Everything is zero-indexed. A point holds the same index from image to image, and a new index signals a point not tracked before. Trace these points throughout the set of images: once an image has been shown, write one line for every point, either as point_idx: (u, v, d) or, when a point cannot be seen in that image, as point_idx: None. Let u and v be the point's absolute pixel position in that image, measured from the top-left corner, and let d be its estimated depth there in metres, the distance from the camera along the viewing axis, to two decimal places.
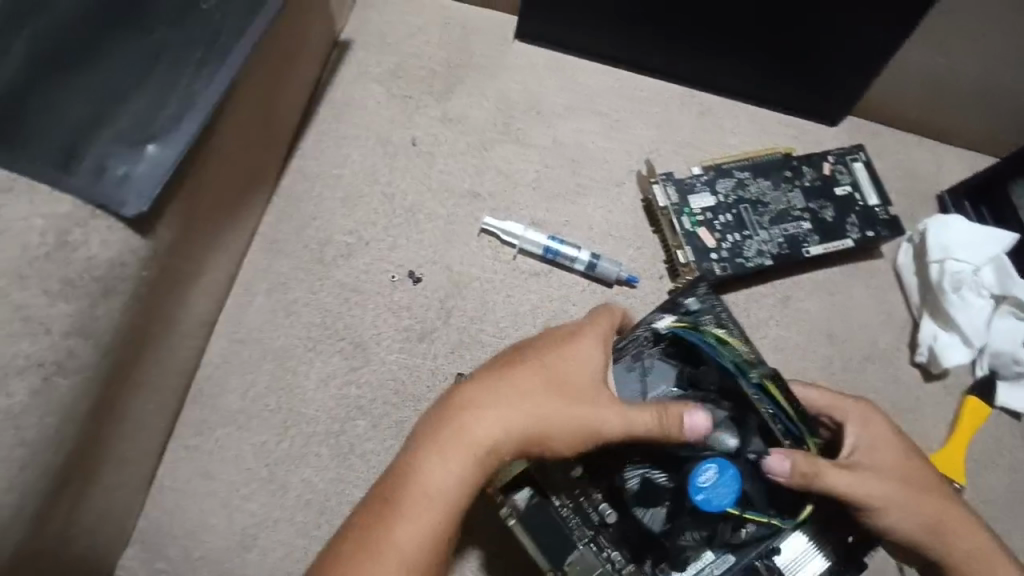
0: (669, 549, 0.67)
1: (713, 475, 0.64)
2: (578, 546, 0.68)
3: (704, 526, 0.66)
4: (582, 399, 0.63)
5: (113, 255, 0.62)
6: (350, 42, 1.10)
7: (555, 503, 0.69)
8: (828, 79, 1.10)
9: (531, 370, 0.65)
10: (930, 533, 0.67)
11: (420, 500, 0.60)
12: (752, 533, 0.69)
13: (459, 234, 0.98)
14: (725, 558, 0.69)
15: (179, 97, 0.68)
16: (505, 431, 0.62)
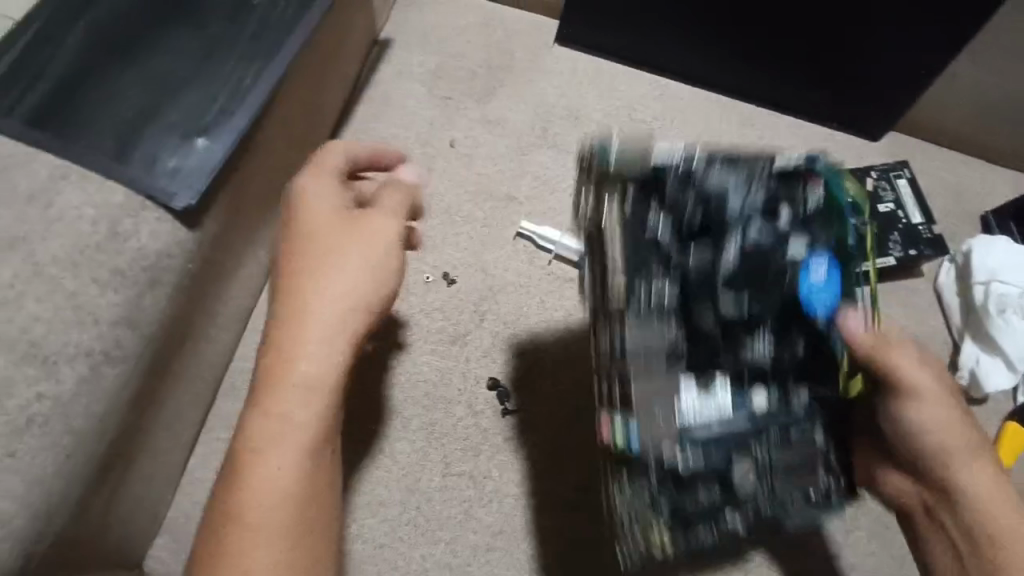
0: (721, 338, 0.59)
1: (823, 277, 0.60)
2: (660, 251, 0.60)
3: (781, 326, 0.59)
4: (358, 253, 0.60)
5: (161, 247, 0.62)
6: (390, 42, 1.10)
7: (651, 202, 0.61)
8: (873, 91, 1.08)
9: (310, 250, 0.60)
10: (960, 450, 0.62)
11: (259, 462, 0.54)
12: (800, 393, 0.59)
13: (495, 237, 0.97)
14: (746, 406, 0.59)
15: (231, 90, 0.69)
16: (320, 335, 0.57)
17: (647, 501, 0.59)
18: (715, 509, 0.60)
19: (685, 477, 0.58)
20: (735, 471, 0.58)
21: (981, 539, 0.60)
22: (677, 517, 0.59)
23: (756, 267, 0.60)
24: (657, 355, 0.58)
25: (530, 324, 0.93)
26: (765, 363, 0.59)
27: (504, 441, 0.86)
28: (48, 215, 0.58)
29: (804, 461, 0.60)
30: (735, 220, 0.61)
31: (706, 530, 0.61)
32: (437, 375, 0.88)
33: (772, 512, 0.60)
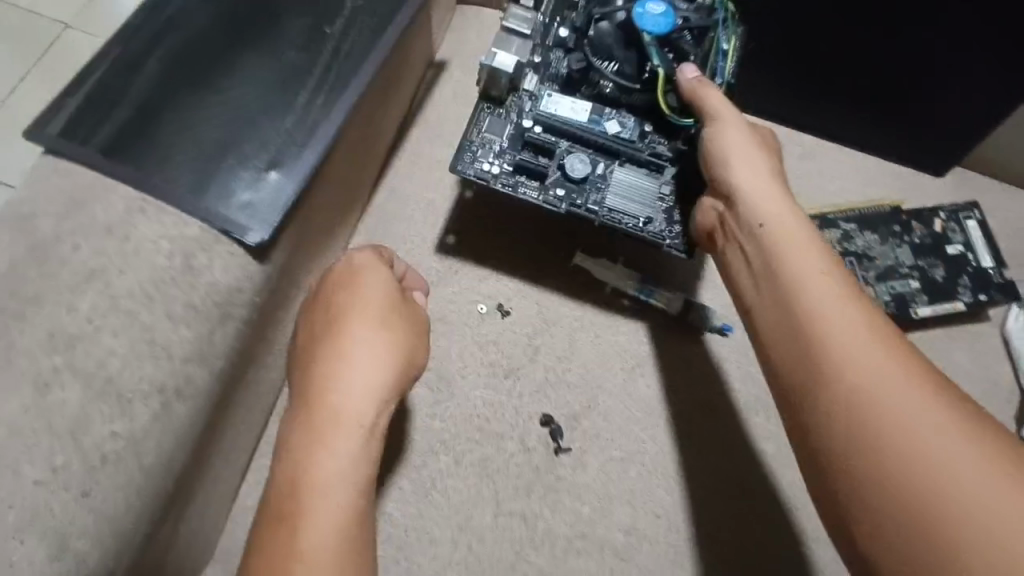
0: (583, 80, 0.87)
1: (654, 12, 0.81)
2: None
3: (617, 52, 0.84)
4: (384, 310, 0.71)
5: (232, 281, 0.61)
6: (445, 63, 1.10)
7: None
8: (933, 129, 1.06)
9: (347, 302, 0.71)
10: (806, 266, 0.69)
11: (315, 491, 0.60)
12: (626, 77, 0.84)
13: (550, 269, 0.96)
14: (594, 122, 0.86)
15: (302, 123, 0.69)
16: (359, 377, 0.66)
17: (499, 170, 0.86)
18: (547, 183, 0.86)
19: (537, 138, 0.86)
20: (572, 151, 0.86)
21: (834, 368, 0.61)
22: (520, 168, 0.86)
23: (625, 33, 0.83)
24: (527, 87, 0.89)
25: (584, 359, 0.91)
26: (612, 41, 0.84)
27: (557, 480, 0.84)
28: (127, 248, 0.57)
29: (613, 179, 0.86)
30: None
31: (539, 193, 0.86)
32: (489, 409, 0.87)
33: (586, 203, 0.85)
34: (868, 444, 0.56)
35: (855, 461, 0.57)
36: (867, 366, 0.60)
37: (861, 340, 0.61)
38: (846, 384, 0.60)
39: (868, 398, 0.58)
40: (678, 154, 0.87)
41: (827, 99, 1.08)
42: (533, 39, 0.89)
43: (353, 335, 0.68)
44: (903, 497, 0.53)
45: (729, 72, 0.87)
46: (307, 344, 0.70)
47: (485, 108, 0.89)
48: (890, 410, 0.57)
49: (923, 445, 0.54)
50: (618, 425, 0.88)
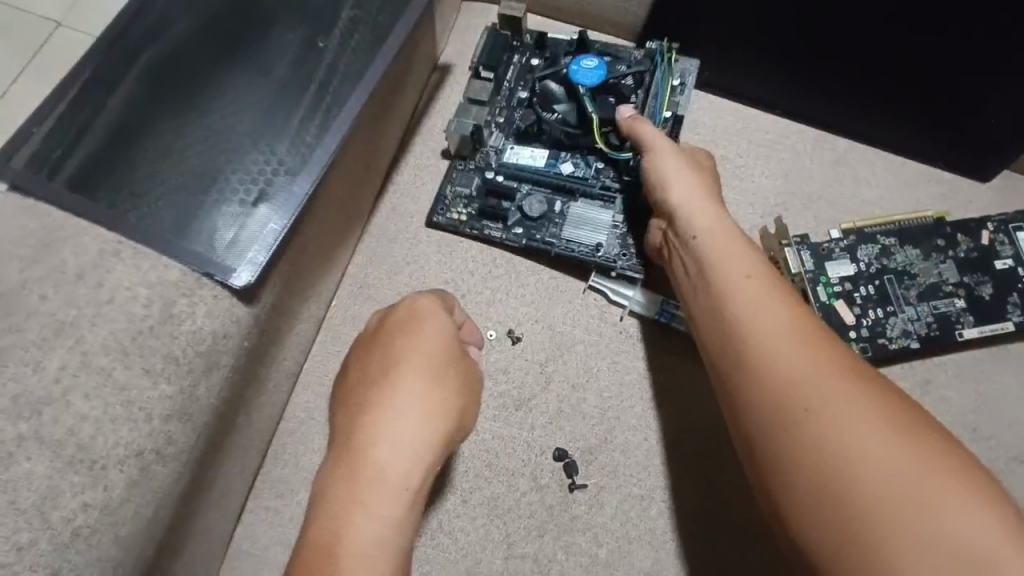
0: (538, 130, 0.93)
1: (588, 66, 0.90)
2: (513, 63, 0.99)
3: (565, 102, 0.92)
4: (440, 354, 0.67)
5: (217, 327, 0.56)
6: (450, 67, 1.04)
7: (518, 49, 1.00)
8: (980, 131, 0.98)
9: (400, 346, 0.67)
10: (740, 273, 0.69)
11: (352, 557, 0.55)
12: (571, 124, 0.91)
13: (563, 290, 0.90)
14: (552, 166, 0.91)
15: (294, 148, 0.63)
16: (409, 432, 0.62)
17: (467, 216, 0.91)
18: (509, 224, 0.89)
19: (497, 184, 0.91)
20: (532, 194, 0.90)
21: (770, 377, 0.60)
22: (484, 214, 0.90)
23: (568, 88, 0.92)
24: (492, 143, 0.94)
25: (600, 388, 0.85)
26: (557, 94, 0.92)
27: (572, 519, 0.79)
28: (100, 296, 0.52)
29: (572, 215, 0.89)
30: (566, 43, 0.99)
31: (502, 234, 0.90)
32: (499, 444, 0.82)
33: (546, 240, 0.88)
34: (809, 453, 0.55)
35: (799, 474, 0.55)
36: (799, 373, 0.59)
37: (793, 345, 0.61)
38: (783, 392, 0.58)
39: (802, 406, 0.57)
40: (630, 185, 0.90)
41: (865, 96, 1.00)
42: (491, 104, 0.95)
43: (403, 382, 0.65)
44: (847, 505, 0.52)
45: (671, 104, 0.95)
46: (354, 385, 0.66)
47: (455, 164, 0.94)
48: (828, 416, 0.55)
49: (862, 450, 0.53)
50: (637, 460, 0.82)
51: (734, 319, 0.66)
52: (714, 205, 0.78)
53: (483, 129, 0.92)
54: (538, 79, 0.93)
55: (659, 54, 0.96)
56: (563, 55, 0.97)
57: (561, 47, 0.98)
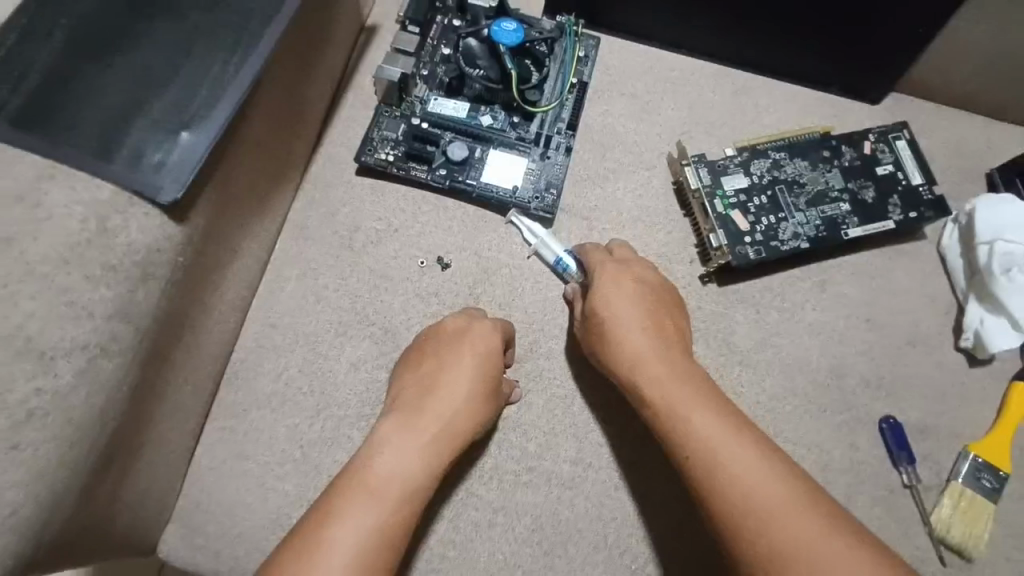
0: (461, 86, 1.01)
1: (509, 28, 0.95)
2: (438, 23, 1.06)
3: (486, 60, 0.98)
4: (483, 362, 0.81)
5: (150, 241, 0.63)
6: (377, 28, 1.11)
7: (442, 12, 1.07)
8: (866, 55, 1.07)
9: (459, 346, 0.83)
10: (677, 370, 0.78)
11: (376, 488, 0.67)
12: (492, 81, 0.98)
13: (488, 221, 0.98)
14: (473, 117, 0.99)
15: (212, 85, 0.70)
16: (453, 415, 0.76)
17: (392, 158, 0.98)
18: (433, 167, 0.97)
19: (423, 131, 0.99)
20: (454, 140, 0.98)
21: (709, 465, 0.69)
22: (411, 156, 0.97)
23: (490, 47, 0.97)
24: (417, 93, 1.01)
25: (525, 305, 0.94)
26: (479, 51, 0.98)
27: (503, 419, 0.87)
28: (37, 214, 0.59)
29: (490, 161, 0.98)
30: (486, 4, 1.04)
31: (426, 174, 0.97)
32: None
33: (467, 181, 0.97)
34: (746, 530, 0.64)
35: (739, 548, 0.64)
36: (731, 463, 0.68)
37: (724, 439, 0.70)
38: (720, 476, 0.68)
39: (735, 491, 0.66)
40: (542, 138, 1.00)
41: (760, 30, 1.08)
42: (416, 56, 1.02)
43: (452, 383, 0.79)
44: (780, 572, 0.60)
45: (576, 74, 1.08)
46: (422, 373, 0.81)
47: (381, 109, 1.00)
48: (757, 498, 0.65)
49: (794, 542, 0.61)
50: (560, 364, 0.91)
51: (674, 412, 0.74)
52: (649, 317, 0.84)
53: (408, 79, 0.98)
54: (461, 36, 0.99)
55: (569, 27, 1.08)
56: (483, 17, 1.03)
57: (481, 9, 1.04)
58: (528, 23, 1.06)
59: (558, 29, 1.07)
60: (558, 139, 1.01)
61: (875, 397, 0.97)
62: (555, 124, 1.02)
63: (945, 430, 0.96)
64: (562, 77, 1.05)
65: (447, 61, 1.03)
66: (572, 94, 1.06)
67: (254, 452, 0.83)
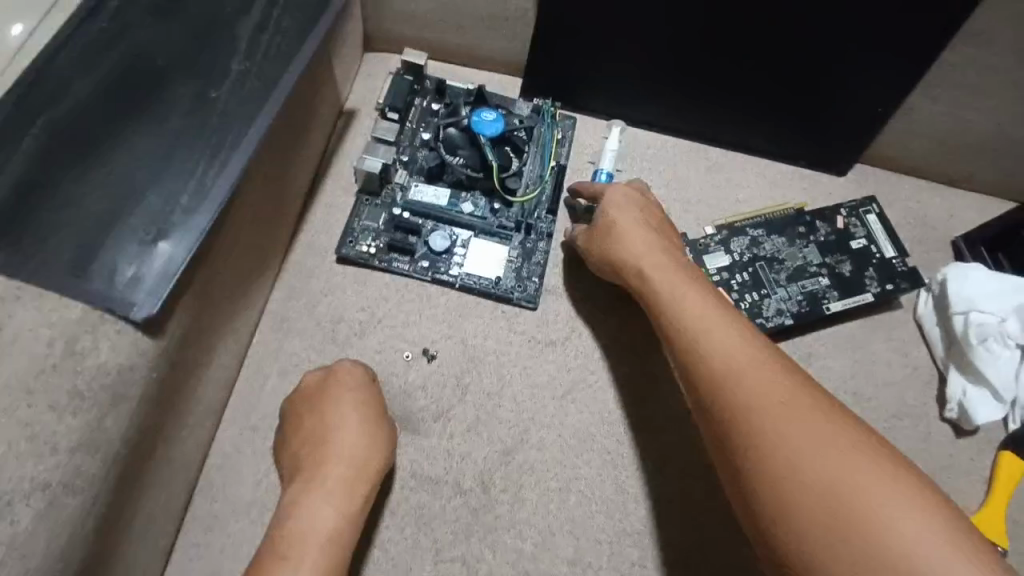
0: (440, 173, 1.01)
1: (489, 118, 0.98)
2: (416, 107, 1.06)
3: (467, 147, 1.00)
4: (357, 400, 0.82)
5: (122, 360, 0.60)
6: (355, 111, 1.11)
7: (421, 96, 1.07)
8: (830, 129, 1.13)
9: (332, 392, 0.82)
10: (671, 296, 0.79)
11: (303, 555, 0.67)
12: (472, 168, 0.99)
13: (473, 306, 0.96)
14: (454, 204, 0.99)
15: (193, 191, 0.68)
16: (356, 456, 0.77)
17: (375, 249, 0.96)
18: (415, 258, 0.96)
19: (405, 221, 0.97)
20: (437, 229, 0.98)
21: (768, 431, 0.62)
22: (393, 248, 0.96)
23: (471, 136, 1.00)
24: (397, 180, 1.01)
25: (514, 393, 0.91)
26: (459, 140, 1.00)
27: (496, 519, 0.84)
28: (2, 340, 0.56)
29: (473, 250, 0.98)
30: (464, 91, 1.06)
31: (409, 266, 0.96)
32: (422, 456, 0.86)
33: (449, 272, 0.96)
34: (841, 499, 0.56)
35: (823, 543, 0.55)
36: (797, 420, 0.62)
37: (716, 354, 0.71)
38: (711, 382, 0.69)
39: (812, 461, 0.59)
40: (523, 225, 1.00)
41: (728, 107, 1.13)
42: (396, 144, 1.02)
43: (339, 424, 0.79)
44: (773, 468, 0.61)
45: (556, 156, 1.08)
46: (305, 435, 0.80)
47: (362, 198, 0.99)
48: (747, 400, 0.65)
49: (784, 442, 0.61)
50: (552, 454, 0.88)
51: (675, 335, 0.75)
52: (645, 247, 0.85)
53: (389, 168, 0.99)
54: (441, 126, 1.01)
55: (546, 111, 1.10)
56: (462, 104, 1.04)
57: (459, 96, 1.06)
58: (506, 107, 1.08)
59: (536, 113, 1.09)
60: (539, 226, 1.01)
61: None
62: (535, 211, 1.02)
63: None
64: (541, 160, 1.06)
65: (428, 147, 1.03)
66: (554, 176, 1.06)
67: (230, 568, 0.78)
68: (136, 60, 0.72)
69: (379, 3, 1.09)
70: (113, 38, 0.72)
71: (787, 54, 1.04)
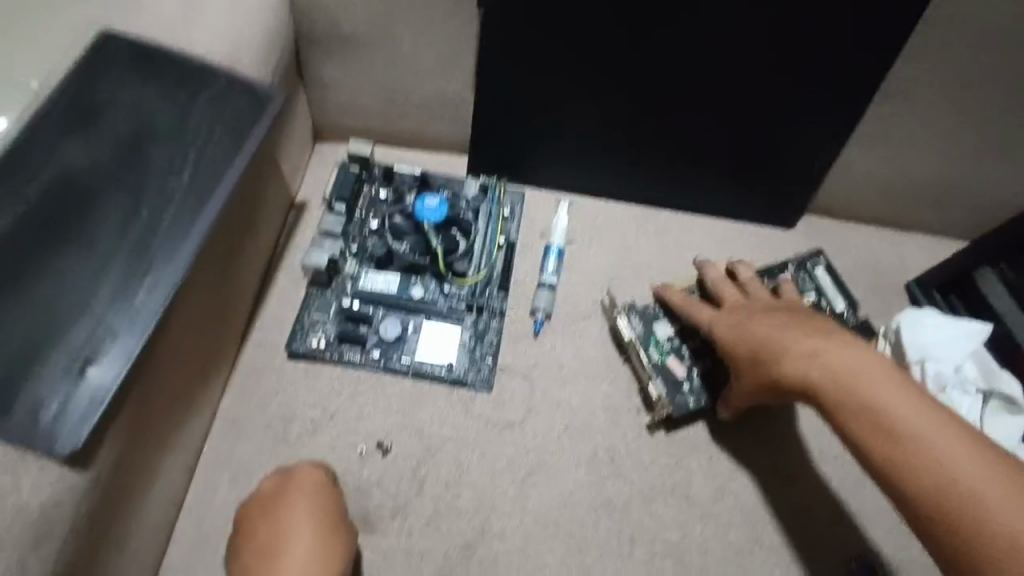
0: (389, 260, 1.02)
1: (432, 204, 1.01)
2: (365, 194, 1.08)
3: (414, 234, 1.02)
4: (315, 505, 0.79)
5: (46, 499, 0.59)
6: (306, 203, 1.13)
7: (369, 183, 1.09)
8: (773, 186, 1.15)
9: (286, 501, 0.80)
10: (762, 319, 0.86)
11: None
12: (418, 254, 1.01)
13: (428, 393, 0.95)
14: (405, 290, 1.00)
15: (123, 315, 0.68)
16: (309, 565, 0.72)
17: (325, 342, 0.96)
18: (367, 348, 0.96)
19: (354, 311, 0.97)
20: (387, 317, 0.98)
21: (885, 418, 0.70)
22: (343, 339, 0.96)
23: (415, 223, 1.02)
24: (348, 270, 1.02)
25: (473, 481, 0.90)
26: (405, 228, 1.02)
27: None
28: None
29: (424, 334, 0.98)
30: (411, 176, 1.09)
31: (361, 357, 0.96)
32: (379, 556, 0.85)
33: (401, 361, 0.96)
34: (973, 460, 0.64)
35: (974, 511, 0.62)
36: (904, 404, 0.70)
37: (821, 351, 0.77)
38: (818, 380, 0.76)
39: (928, 441, 0.67)
40: (473, 306, 1.01)
41: (673, 172, 1.15)
42: (344, 235, 1.03)
43: (293, 533, 0.76)
44: (894, 444, 0.69)
45: (504, 233, 1.09)
46: (260, 543, 0.77)
47: (312, 291, 1.00)
48: (860, 390, 0.73)
49: (903, 423, 0.69)
50: (515, 544, 0.87)
51: (766, 352, 0.82)
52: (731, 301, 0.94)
53: (337, 261, 1.00)
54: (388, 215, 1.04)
55: (492, 188, 1.11)
56: (408, 191, 1.07)
57: (406, 181, 1.08)
58: (454, 187, 1.09)
59: (484, 190, 1.11)
60: (491, 304, 1.02)
61: (846, 537, 0.92)
62: (486, 290, 1.03)
63: (922, 566, 0.91)
64: (490, 238, 1.07)
65: (377, 234, 1.04)
66: (502, 253, 1.07)
67: None
68: (65, 185, 0.73)
69: (324, 97, 1.12)
70: (43, 163, 0.74)
71: (723, 122, 1.06)
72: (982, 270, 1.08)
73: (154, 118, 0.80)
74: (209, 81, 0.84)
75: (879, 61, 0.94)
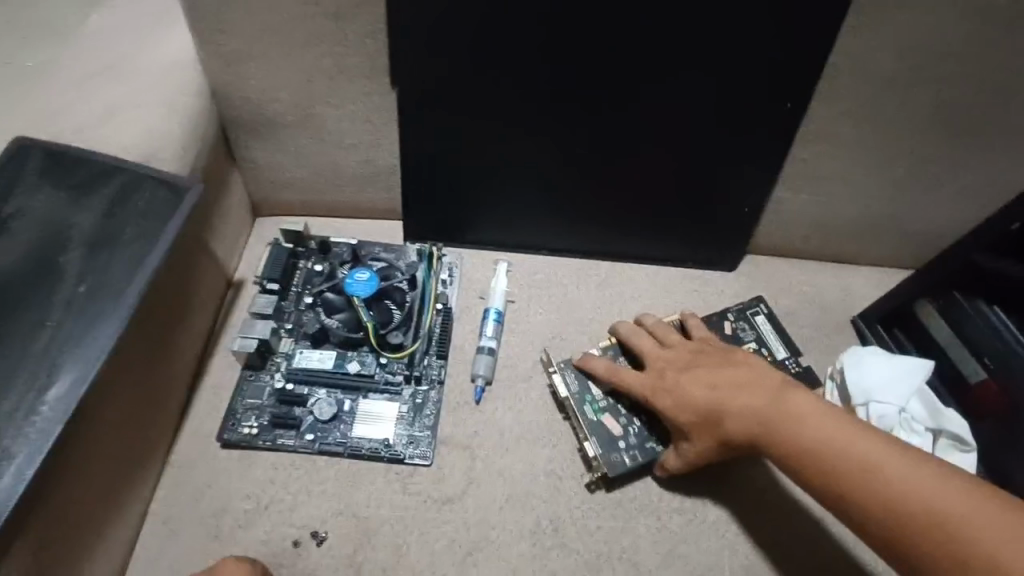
0: (324, 336, 1.00)
1: (361, 278, 1.01)
2: (299, 269, 1.08)
3: (346, 308, 1.01)
4: None
5: None
6: (244, 281, 1.13)
7: (303, 258, 1.09)
8: (710, 232, 1.15)
9: None
10: (689, 376, 0.87)
11: None
12: (351, 328, 1.00)
13: (365, 473, 0.94)
14: (341, 366, 0.98)
15: (18, 435, 0.66)
16: None
17: (258, 429, 0.95)
18: (301, 431, 0.95)
19: (289, 392, 0.97)
20: (322, 396, 0.97)
21: (842, 459, 0.73)
22: (277, 423, 0.95)
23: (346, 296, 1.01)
24: (282, 349, 1.01)
25: (411, 564, 0.87)
26: (338, 303, 1.01)
27: None
28: None
29: (361, 411, 0.96)
30: (346, 250, 1.09)
31: (295, 440, 0.94)
32: None
33: (337, 441, 0.94)
34: (922, 478, 0.69)
35: (951, 532, 0.65)
36: (853, 441, 0.73)
37: (762, 406, 0.80)
38: (771, 434, 0.78)
39: (886, 474, 0.70)
40: (412, 377, 0.99)
41: (608, 224, 1.15)
42: (277, 315, 1.03)
43: None
44: (862, 486, 0.71)
45: (440, 299, 1.09)
46: None
47: (246, 375, 0.99)
48: (810, 439, 0.75)
49: (861, 461, 0.72)
50: None
51: (711, 414, 0.83)
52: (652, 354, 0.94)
53: (270, 342, 0.99)
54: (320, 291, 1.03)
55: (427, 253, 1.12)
56: (341, 265, 1.07)
57: (341, 253, 1.09)
58: (388, 257, 1.09)
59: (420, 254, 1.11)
60: (429, 374, 1.01)
61: None
62: (424, 360, 1.02)
63: None
64: (428, 304, 1.06)
65: (311, 309, 1.04)
66: (439, 321, 1.07)
67: None
68: None
69: (257, 175, 1.13)
70: None
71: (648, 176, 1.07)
72: (919, 302, 1.07)
73: (64, 222, 0.81)
74: (120, 180, 0.84)
75: (791, 107, 0.95)
